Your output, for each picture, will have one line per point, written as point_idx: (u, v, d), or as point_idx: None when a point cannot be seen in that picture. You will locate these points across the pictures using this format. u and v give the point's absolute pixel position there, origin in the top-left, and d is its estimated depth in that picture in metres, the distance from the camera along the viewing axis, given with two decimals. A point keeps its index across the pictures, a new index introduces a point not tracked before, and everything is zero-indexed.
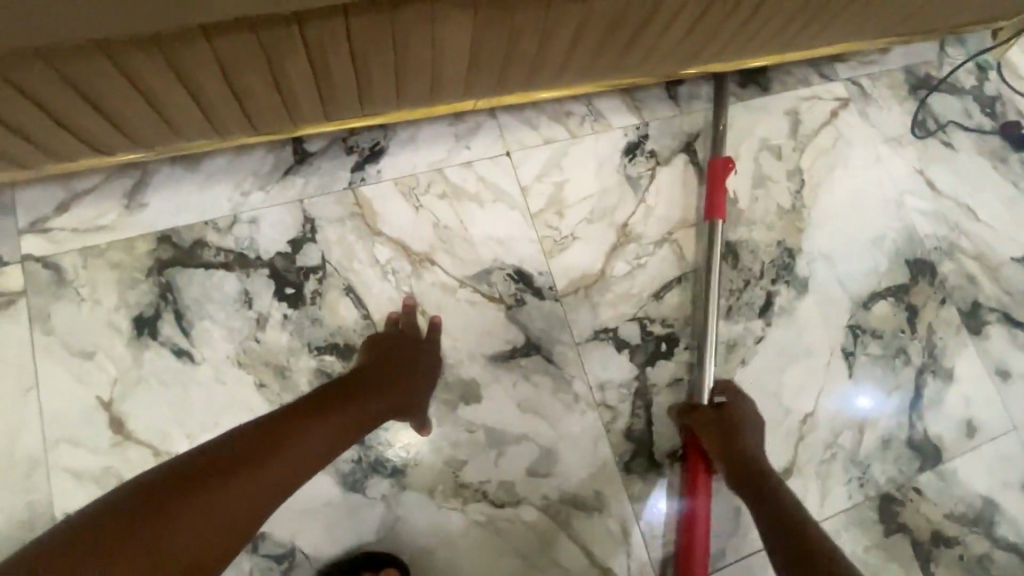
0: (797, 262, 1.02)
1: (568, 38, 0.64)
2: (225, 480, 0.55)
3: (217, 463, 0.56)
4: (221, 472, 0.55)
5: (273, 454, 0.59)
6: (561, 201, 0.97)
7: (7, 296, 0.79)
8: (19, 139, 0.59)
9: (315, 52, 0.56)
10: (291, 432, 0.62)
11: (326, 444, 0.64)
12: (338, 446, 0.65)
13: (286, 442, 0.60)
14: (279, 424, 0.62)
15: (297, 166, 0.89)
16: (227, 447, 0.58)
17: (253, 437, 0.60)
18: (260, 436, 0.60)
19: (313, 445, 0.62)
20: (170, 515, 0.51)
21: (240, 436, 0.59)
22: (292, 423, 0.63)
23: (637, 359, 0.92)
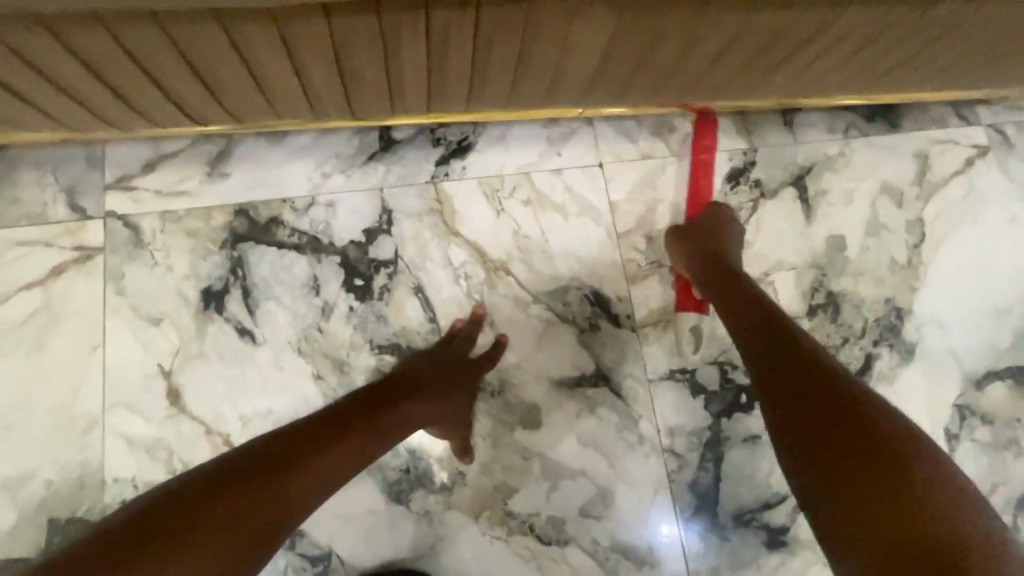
0: (905, 325, 0.91)
1: (709, 53, 0.57)
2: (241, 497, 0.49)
3: (232, 481, 0.50)
4: (236, 489, 0.50)
5: (291, 467, 0.53)
6: (651, 222, 0.89)
7: (87, 251, 0.78)
8: (124, 100, 0.56)
9: (437, 40, 0.51)
10: (314, 445, 0.56)
11: (352, 457, 0.58)
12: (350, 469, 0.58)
13: (308, 456, 0.55)
14: (299, 434, 0.56)
15: (381, 153, 0.86)
16: (241, 461, 0.52)
17: (271, 450, 0.54)
18: (280, 450, 0.54)
19: (336, 464, 0.56)
20: (179, 541, 0.45)
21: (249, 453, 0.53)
22: (311, 435, 0.56)
23: (712, 407, 0.84)
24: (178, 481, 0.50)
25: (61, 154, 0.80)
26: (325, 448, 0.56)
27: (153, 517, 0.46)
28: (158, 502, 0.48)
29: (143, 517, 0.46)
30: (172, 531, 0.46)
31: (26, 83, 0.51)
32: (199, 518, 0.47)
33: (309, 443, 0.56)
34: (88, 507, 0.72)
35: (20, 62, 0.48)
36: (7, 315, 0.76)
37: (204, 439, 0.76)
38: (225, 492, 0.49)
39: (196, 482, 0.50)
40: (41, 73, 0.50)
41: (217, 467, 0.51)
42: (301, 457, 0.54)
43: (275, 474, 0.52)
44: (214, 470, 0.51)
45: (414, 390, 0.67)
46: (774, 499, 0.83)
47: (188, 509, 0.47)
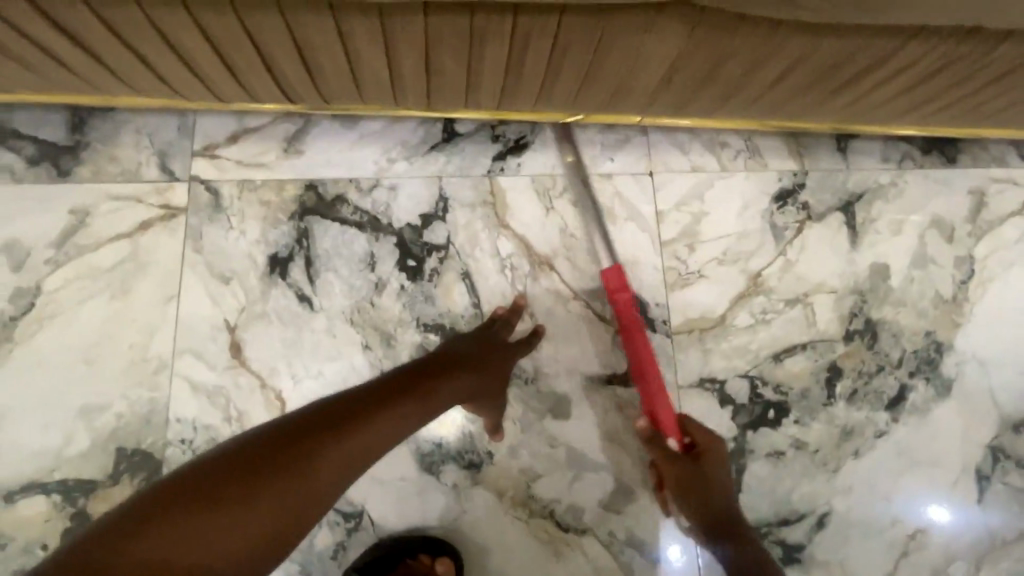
0: (944, 360, 0.91)
1: (773, 74, 0.60)
2: (290, 461, 0.53)
3: (281, 445, 0.54)
4: (285, 452, 0.54)
5: (334, 434, 0.56)
6: (695, 234, 0.92)
7: (172, 209, 0.86)
8: (235, 82, 0.61)
9: (520, 43, 0.55)
10: (356, 415, 0.59)
11: (392, 429, 0.61)
12: (393, 440, 0.61)
13: (350, 426, 0.58)
14: (342, 404, 0.60)
15: (443, 144, 0.91)
16: (290, 425, 0.56)
17: (315, 417, 0.58)
18: (325, 419, 0.58)
19: (379, 434, 0.60)
20: (237, 496, 0.50)
21: (298, 421, 0.57)
22: (355, 407, 0.60)
23: (739, 420, 0.86)
24: (237, 441, 0.56)
25: (157, 120, 0.88)
26: (367, 419, 0.59)
27: (215, 471, 0.52)
28: (219, 459, 0.53)
29: (206, 471, 0.52)
30: (230, 486, 0.51)
31: (158, 61, 0.57)
32: (253, 481, 0.52)
33: (352, 412, 0.59)
34: (152, 441, 0.79)
35: (158, 42, 0.54)
36: (99, 260, 0.84)
37: (258, 391, 0.82)
38: (274, 456, 0.53)
39: (250, 443, 0.55)
40: (173, 54, 0.56)
41: (267, 432, 0.56)
42: (344, 427, 0.57)
43: (320, 440, 0.56)
44: (265, 433, 0.56)
45: (451, 369, 0.70)
46: (792, 515, 0.85)
47: (244, 469, 0.52)
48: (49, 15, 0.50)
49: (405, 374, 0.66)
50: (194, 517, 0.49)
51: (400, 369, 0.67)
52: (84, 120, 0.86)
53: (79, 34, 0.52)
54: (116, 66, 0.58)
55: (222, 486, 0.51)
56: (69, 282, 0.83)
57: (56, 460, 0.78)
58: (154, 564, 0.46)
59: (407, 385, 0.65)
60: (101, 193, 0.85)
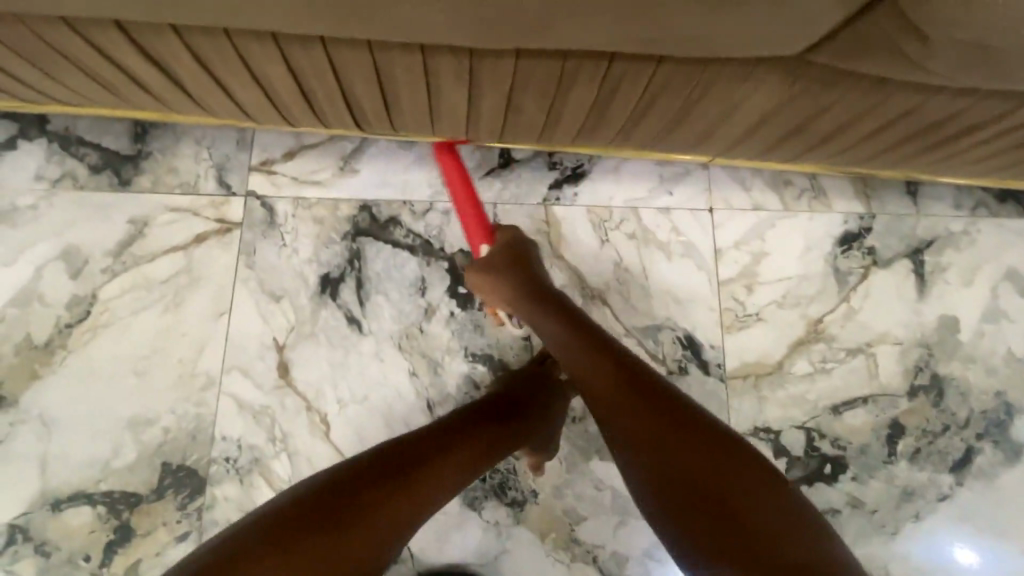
0: (1015, 422, 0.86)
1: (869, 130, 0.57)
2: (351, 517, 0.52)
3: (342, 497, 0.53)
4: (345, 507, 0.52)
5: (393, 487, 0.55)
6: (754, 275, 0.88)
7: (228, 224, 0.86)
8: (309, 111, 0.60)
9: (608, 88, 0.53)
10: (413, 464, 0.58)
11: (447, 480, 0.60)
12: (451, 490, 0.60)
13: (412, 475, 0.57)
14: (398, 453, 0.58)
15: (500, 169, 0.89)
16: (350, 473, 0.55)
17: (373, 467, 0.56)
18: (384, 470, 0.56)
19: (438, 483, 0.58)
20: (297, 554, 0.49)
21: (359, 469, 0.56)
22: (413, 454, 0.59)
23: (794, 473, 0.83)
24: (294, 491, 0.54)
25: (217, 134, 0.88)
26: (425, 470, 0.58)
27: (273, 527, 0.50)
28: (279, 511, 0.51)
29: (265, 524, 0.50)
30: (290, 543, 0.49)
31: (238, 88, 0.57)
32: (316, 531, 0.50)
33: (410, 462, 0.58)
34: (196, 457, 0.79)
35: (242, 71, 0.53)
36: (153, 271, 0.84)
37: (304, 414, 0.81)
38: (336, 507, 0.52)
39: (309, 494, 0.53)
40: (254, 82, 0.55)
41: (325, 483, 0.54)
42: (402, 479, 0.56)
43: (379, 494, 0.54)
44: (325, 480, 0.54)
45: (505, 415, 0.68)
46: None
47: (304, 523, 0.50)
48: (141, 43, 0.50)
49: (460, 419, 0.65)
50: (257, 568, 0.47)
51: (455, 413, 0.66)
52: (146, 131, 0.87)
53: (164, 60, 0.52)
54: (194, 90, 0.58)
55: (283, 542, 0.49)
56: (124, 293, 0.83)
57: (103, 471, 0.78)
58: None
59: (461, 432, 0.64)
60: (159, 204, 0.86)
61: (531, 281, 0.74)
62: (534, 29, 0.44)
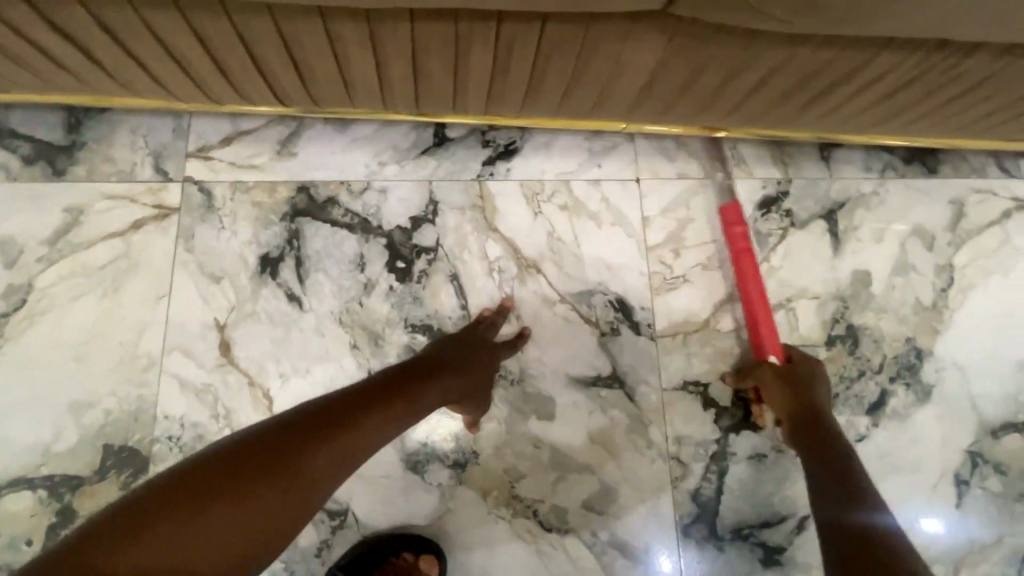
0: (924, 366, 0.92)
1: (750, 85, 0.62)
2: (278, 463, 0.55)
3: (271, 447, 0.56)
4: (273, 456, 0.55)
5: (320, 438, 0.58)
6: (680, 239, 0.93)
7: (165, 209, 0.87)
8: (227, 83, 0.63)
9: (504, 50, 0.57)
10: (340, 418, 0.61)
11: (378, 431, 0.63)
12: (382, 440, 0.63)
13: (341, 425, 0.60)
14: (327, 407, 0.61)
15: (435, 148, 0.92)
16: (279, 426, 0.58)
17: (303, 421, 0.59)
18: (313, 423, 0.59)
19: (370, 433, 0.62)
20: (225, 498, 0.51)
21: (288, 422, 0.59)
22: (343, 408, 0.62)
23: (722, 422, 0.87)
24: (226, 443, 0.57)
25: (152, 121, 0.89)
26: (352, 423, 0.61)
27: (202, 475, 0.53)
28: (208, 460, 0.54)
29: (194, 472, 0.53)
30: (218, 489, 0.52)
31: (154, 63, 0.59)
32: (245, 476, 0.53)
33: (338, 416, 0.61)
34: (139, 438, 0.80)
35: (154, 43, 0.55)
36: (91, 258, 0.85)
37: (247, 390, 0.83)
38: (264, 454, 0.55)
39: (238, 447, 0.56)
40: (168, 56, 0.58)
41: (256, 436, 0.57)
42: (330, 430, 0.59)
43: (306, 444, 0.57)
44: (255, 433, 0.57)
45: (435, 374, 0.72)
46: (774, 518, 0.85)
47: (235, 468, 0.54)
48: (46, 15, 0.51)
49: (392, 377, 0.69)
50: (189, 509, 0.50)
51: (388, 372, 0.70)
52: (79, 121, 0.88)
53: (74, 32, 0.54)
54: (110, 66, 0.60)
55: (210, 487, 0.52)
56: (61, 280, 0.84)
57: (44, 456, 0.78)
58: (156, 555, 0.47)
59: (391, 389, 0.67)
60: (95, 192, 0.87)
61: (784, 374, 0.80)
62: None
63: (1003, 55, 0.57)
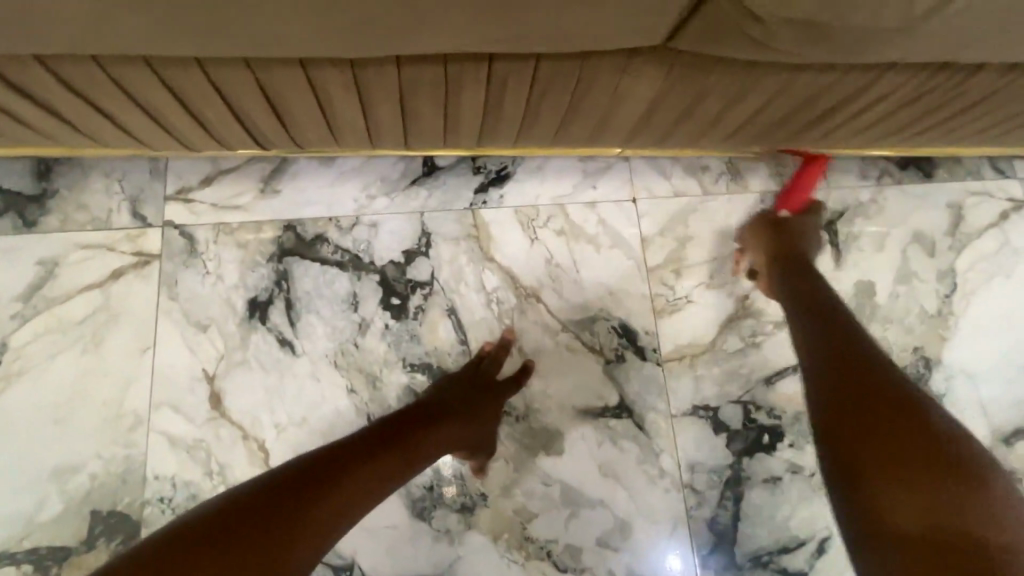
0: (933, 375, 0.91)
1: (751, 110, 0.60)
2: (274, 528, 0.51)
3: (264, 510, 0.52)
4: (267, 519, 0.51)
5: (316, 498, 0.55)
6: (681, 259, 0.91)
7: (145, 256, 0.83)
8: (203, 131, 0.59)
9: (496, 89, 0.54)
10: (336, 476, 0.58)
11: (374, 484, 0.60)
12: (378, 494, 0.60)
13: (336, 479, 0.57)
14: (322, 460, 0.58)
15: (425, 178, 0.89)
16: (270, 483, 0.55)
17: (296, 479, 0.56)
18: (308, 481, 0.56)
19: (365, 486, 0.59)
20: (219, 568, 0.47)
21: (280, 478, 0.56)
22: (337, 459, 0.59)
23: (734, 446, 0.85)
24: (212, 505, 0.53)
25: (127, 165, 0.85)
26: (348, 479, 0.58)
27: (191, 543, 0.49)
28: (195, 523, 0.51)
29: (183, 539, 0.49)
30: (204, 554, 0.48)
31: (124, 116, 0.56)
32: (236, 538, 0.50)
33: (333, 473, 0.58)
34: (128, 502, 0.76)
35: (122, 97, 0.52)
36: (68, 312, 0.81)
37: (241, 443, 0.79)
38: (255, 513, 0.52)
39: (229, 510, 0.52)
40: (138, 108, 0.54)
41: (246, 498, 0.53)
42: (325, 488, 0.56)
43: (299, 500, 0.54)
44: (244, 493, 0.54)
45: (435, 420, 0.69)
46: (792, 543, 0.83)
47: (223, 530, 0.50)
48: (2, 75, 0.47)
49: (389, 423, 0.66)
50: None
51: (384, 418, 0.67)
52: (50, 168, 0.84)
53: (34, 91, 0.50)
54: (76, 120, 0.56)
55: (201, 555, 0.48)
56: (37, 338, 0.79)
57: (27, 527, 0.74)
58: None
59: (390, 440, 0.64)
60: (69, 243, 0.82)
61: (782, 259, 0.83)
62: (403, 35, 0.45)
63: (1008, 72, 0.55)
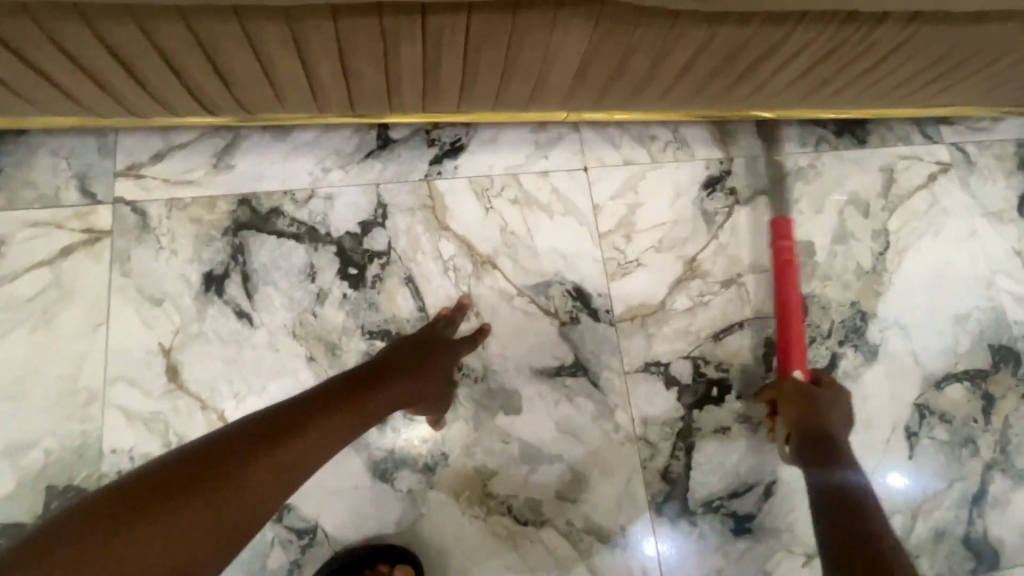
0: (869, 327, 0.97)
1: (680, 65, 0.63)
2: (223, 476, 0.53)
3: (212, 462, 0.54)
4: (220, 471, 0.54)
5: (273, 450, 0.57)
6: (631, 225, 0.94)
7: (96, 232, 0.83)
8: (144, 93, 0.60)
9: (433, 43, 0.56)
10: (286, 430, 0.59)
11: (331, 438, 0.62)
12: (332, 449, 0.62)
13: (293, 434, 0.59)
14: (280, 416, 0.60)
15: (379, 151, 0.91)
16: (230, 437, 0.57)
17: (244, 435, 0.57)
18: (251, 436, 0.57)
19: (319, 440, 0.61)
20: (169, 517, 0.50)
21: (238, 434, 0.57)
22: (295, 415, 0.61)
23: (685, 400, 0.89)
24: (171, 455, 0.55)
25: (74, 142, 0.85)
26: (303, 432, 0.60)
27: (154, 489, 0.51)
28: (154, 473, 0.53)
29: (126, 494, 0.51)
30: (161, 502, 0.50)
31: (66, 79, 0.56)
32: (194, 487, 0.52)
33: (282, 428, 0.59)
34: (85, 476, 0.75)
35: (60, 59, 0.53)
36: (16, 291, 0.80)
37: (199, 414, 0.79)
38: (212, 465, 0.54)
39: (177, 463, 0.54)
40: (78, 69, 0.55)
41: (194, 454, 0.55)
42: (273, 442, 0.58)
43: (256, 454, 0.56)
44: (205, 446, 0.56)
45: (387, 377, 0.71)
46: (741, 487, 0.87)
47: (179, 481, 0.52)
48: None
49: (349, 381, 0.68)
50: (125, 524, 0.48)
51: (344, 375, 0.69)
52: None
53: None
54: (17, 86, 0.56)
55: (148, 502, 0.50)
56: None
57: None
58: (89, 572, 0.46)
59: (341, 397, 0.65)
60: (15, 221, 0.81)
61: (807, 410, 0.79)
62: None
63: (908, 24, 0.59)
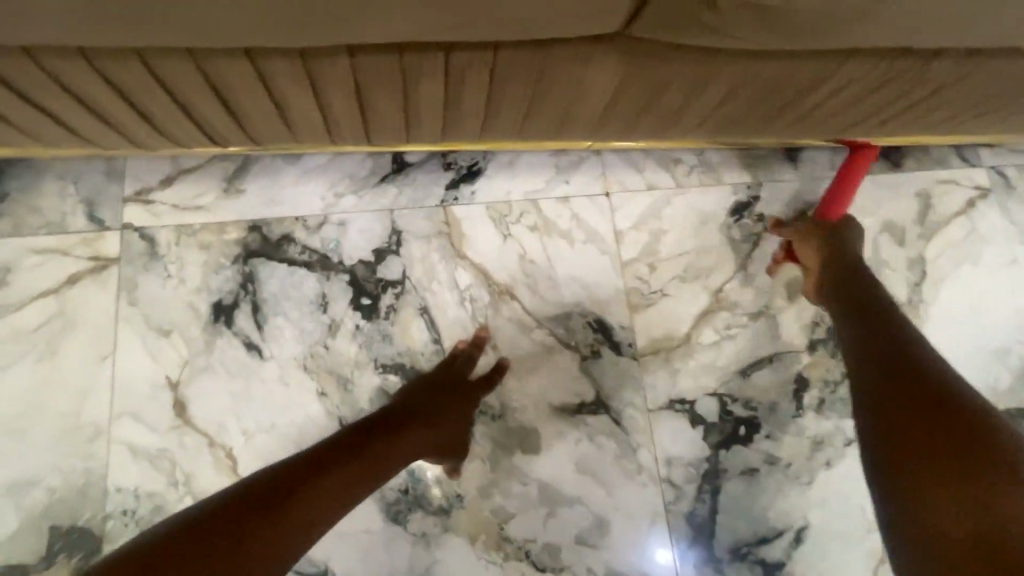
0: None
1: (716, 99, 0.59)
2: (234, 540, 0.50)
3: (224, 526, 0.51)
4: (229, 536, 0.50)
5: (285, 510, 0.53)
6: (655, 253, 0.90)
7: (103, 260, 0.80)
8: (149, 126, 0.57)
9: (455, 80, 0.53)
10: (300, 486, 0.56)
11: (345, 492, 0.59)
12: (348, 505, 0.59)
13: (306, 491, 0.56)
14: (291, 472, 0.57)
15: (394, 175, 0.87)
16: (239, 497, 0.53)
17: (254, 494, 0.54)
18: (263, 495, 0.54)
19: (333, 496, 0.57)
20: None
21: (247, 493, 0.54)
22: (307, 470, 0.58)
23: (711, 439, 0.85)
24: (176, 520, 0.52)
25: (81, 167, 0.82)
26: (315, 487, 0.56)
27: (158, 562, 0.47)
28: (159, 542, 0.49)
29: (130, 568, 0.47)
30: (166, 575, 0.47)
31: (67, 113, 0.53)
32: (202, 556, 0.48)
33: (294, 486, 0.55)
34: (89, 515, 0.73)
35: (63, 94, 0.50)
36: (21, 321, 0.77)
37: (207, 451, 0.77)
38: (222, 529, 0.50)
39: (183, 530, 0.50)
40: (80, 103, 0.52)
41: (203, 516, 0.51)
42: (285, 502, 0.54)
43: (267, 515, 0.52)
44: (212, 509, 0.52)
45: (403, 425, 0.67)
46: (770, 533, 0.83)
47: (187, 551, 0.48)
48: None
49: (363, 430, 0.65)
50: None
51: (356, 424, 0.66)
52: None
53: None
54: (16, 118, 0.53)
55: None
56: None
57: None
58: None
59: (355, 447, 0.62)
60: (21, 248, 0.79)
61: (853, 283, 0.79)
62: (339, 21, 0.43)
63: (966, 59, 0.55)
